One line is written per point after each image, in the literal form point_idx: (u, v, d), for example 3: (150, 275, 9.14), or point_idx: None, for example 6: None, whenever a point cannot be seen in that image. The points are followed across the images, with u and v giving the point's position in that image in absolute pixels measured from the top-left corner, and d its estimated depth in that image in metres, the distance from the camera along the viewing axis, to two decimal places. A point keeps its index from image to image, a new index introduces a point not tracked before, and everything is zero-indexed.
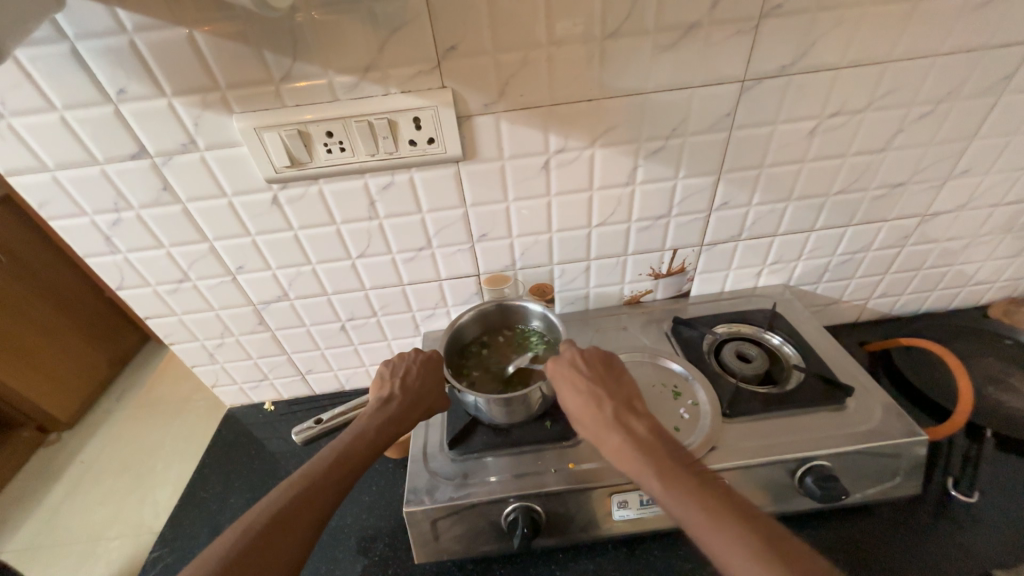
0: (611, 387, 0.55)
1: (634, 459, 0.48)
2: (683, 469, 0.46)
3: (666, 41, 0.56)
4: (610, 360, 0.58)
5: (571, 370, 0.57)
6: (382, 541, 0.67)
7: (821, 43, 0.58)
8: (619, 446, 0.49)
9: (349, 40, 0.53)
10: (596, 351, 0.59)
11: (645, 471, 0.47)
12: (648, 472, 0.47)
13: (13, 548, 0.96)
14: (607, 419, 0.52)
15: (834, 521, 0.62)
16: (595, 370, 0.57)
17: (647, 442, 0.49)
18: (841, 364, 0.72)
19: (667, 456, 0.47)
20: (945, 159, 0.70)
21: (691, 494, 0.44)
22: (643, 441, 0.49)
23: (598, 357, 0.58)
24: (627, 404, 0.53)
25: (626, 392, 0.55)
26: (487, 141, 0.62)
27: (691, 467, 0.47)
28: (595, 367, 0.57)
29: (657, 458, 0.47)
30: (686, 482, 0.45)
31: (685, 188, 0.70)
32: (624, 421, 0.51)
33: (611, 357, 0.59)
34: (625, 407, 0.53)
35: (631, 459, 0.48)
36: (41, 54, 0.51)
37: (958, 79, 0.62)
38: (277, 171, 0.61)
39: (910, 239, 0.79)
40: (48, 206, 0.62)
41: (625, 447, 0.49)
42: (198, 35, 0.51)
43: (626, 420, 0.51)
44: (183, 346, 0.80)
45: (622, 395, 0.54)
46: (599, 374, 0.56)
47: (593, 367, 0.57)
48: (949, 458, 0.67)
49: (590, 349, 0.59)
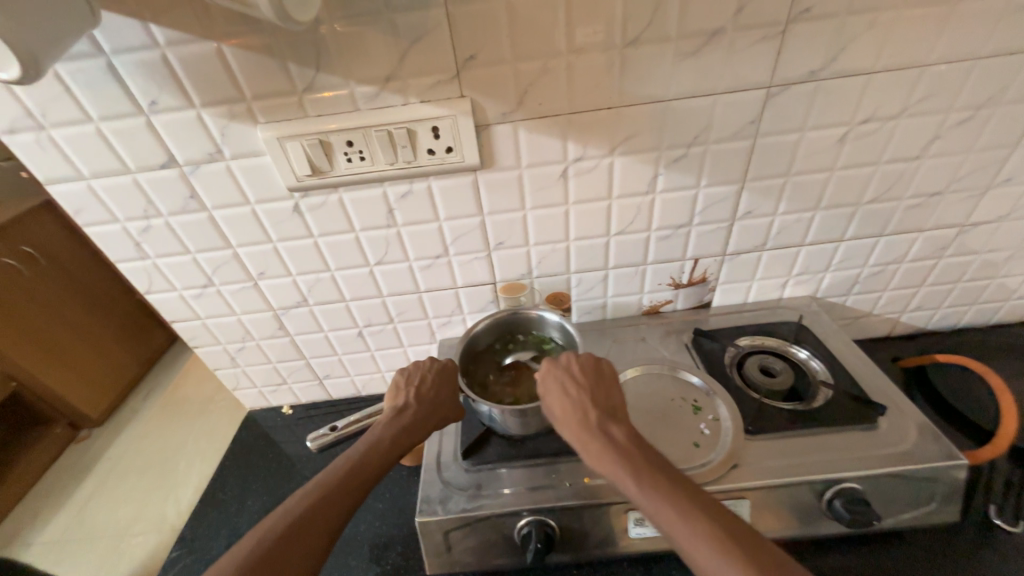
0: (598, 394, 0.54)
1: (616, 468, 0.46)
2: (666, 479, 0.44)
3: (688, 47, 0.55)
4: (600, 366, 0.57)
5: (559, 377, 0.56)
6: (395, 549, 0.66)
7: (852, 47, 0.56)
8: (602, 454, 0.48)
9: (370, 50, 0.54)
10: (587, 357, 0.57)
11: (627, 482, 0.45)
12: (630, 482, 0.45)
13: (46, 541, 0.99)
14: (591, 427, 0.50)
15: (865, 547, 0.59)
16: (584, 376, 0.55)
17: (630, 452, 0.47)
18: (872, 380, 0.69)
19: (651, 466, 0.46)
20: (986, 167, 0.67)
21: (674, 506, 0.42)
22: (626, 449, 0.47)
23: (589, 363, 0.57)
24: (612, 413, 0.52)
25: (613, 399, 0.54)
26: (504, 150, 0.62)
27: (674, 476, 0.45)
28: (584, 373, 0.55)
29: (639, 468, 0.46)
30: (669, 493, 0.43)
31: (707, 197, 0.68)
32: (609, 430, 0.50)
33: (601, 362, 0.57)
34: (611, 416, 0.51)
35: (613, 468, 0.47)
36: (80, 68, 0.53)
37: (1000, 84, 0.59)
38: (299, 179, 0.62)
39: (948, 250, 0.76)
40: (83, 212, 0.64)
41: (608, 457, 0.47)
42: (226, 48, 0.53)
43: (610, 428, 0.50)
44: (207, 349, 0.82)
45: (608, 404, 0.53)
46: (587, 380, 0.55)
47: (582, 373, 0.56)
48: (991, 484, 0.63)
49: (582, 355, 0.58)
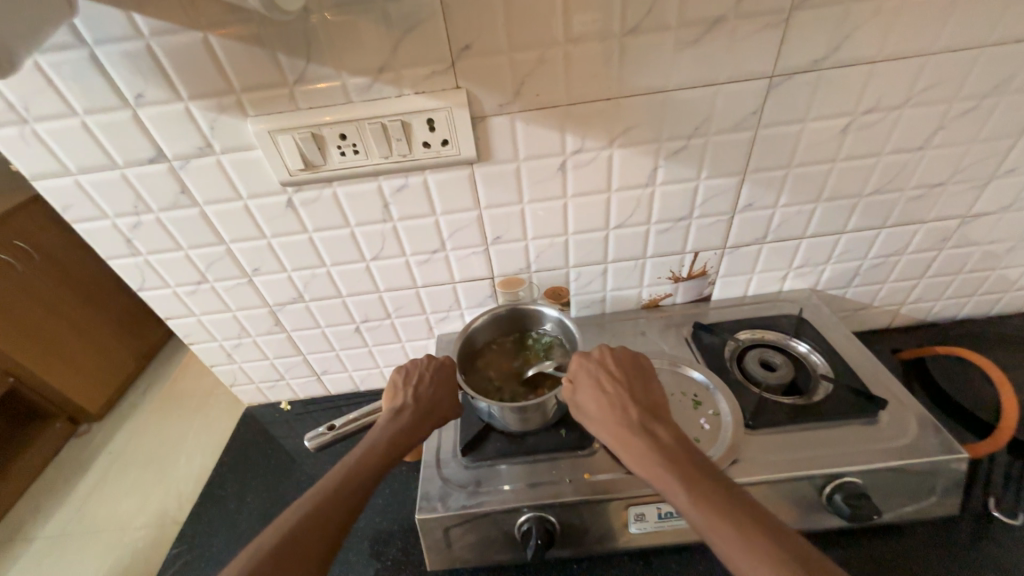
0: (637, 390, 0.54)
1: (656, 465, 0.46)
2: (706, 476, 0.45)
3: (689, 36, 0.54)
4: (638, 362, 0.57)
5: (596, 371, 0.56)
6: (395, 545, 0.66)
7: (857, 35, 0.54)
8: (641, 448, 0.48)
9: (362, 40, 0.52)
10: (624, 353, 0.58)
11: (667, 477, 0.45)
12: (669, 476, 0.45)
13: (45, 537, 0.99)
14: (629, 421, 0.50)
15: (864, 540, 0.59)
16: (621, 372, 0.55)
17: (671, 449, 0.47)
18: (872, 373, 0.68)
19: (691, 462, 0.46)
20: (990, 157, 0.66)
21: (716, 502, 0.42)
22: (666, 447, 0.47)
23: (626, 359, 0.57)
24: (651, 410, 0.52)
25: (650, 396, 0.54)
26: (501, 142, 0.61)
27: (712, 474, 0.45)
28: (624, 369, 0.56)
29: (680, 464, 0.46)
30: (709, 490, 0.43)
31: (707, 189, 0.67)
32: (647, 425, 0.50)
33: (638, 358, 0.57)
34: (649, 411, 0.51)
35: (653, 464, 0.46)
36: (62, 60, 0.51)
37: (1006, 73, 0.58)
38: (291, 173, 0.60)
39: (949, 242, 0.75)
40: (71, 209, 0.63)
41: (648, 450, 0.47)
42: (213, 38, 0.51)
43: (650, 425, 0.50)
44: (202, 346, 0.81)
45: (647, 400, 0.53)
46: (624, 375, 0.55)
47: (620, 368, 0.56)
48: (990, 476, 0.63)
49: (618, 350, 0.58)
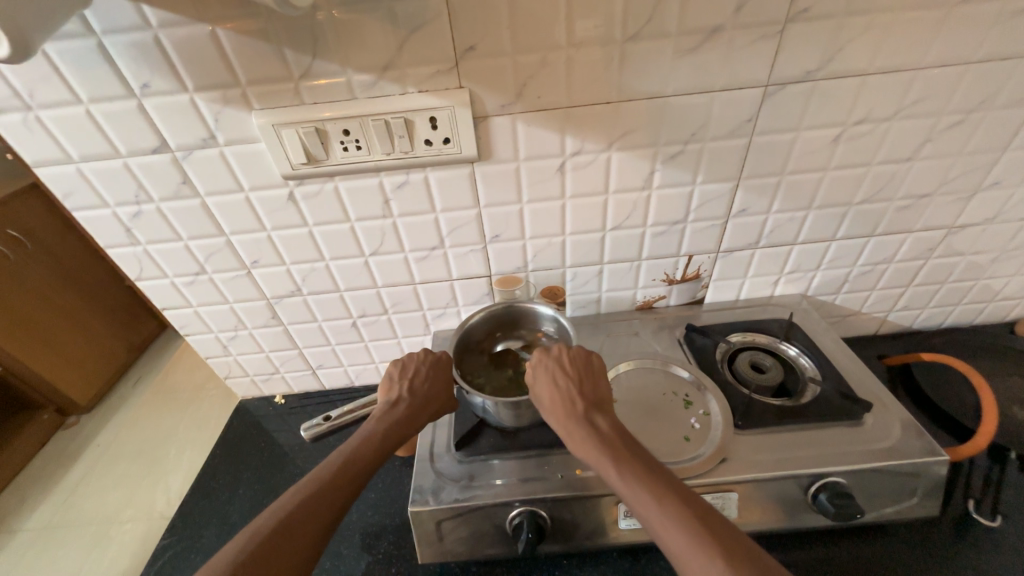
0: (587, 386, 0.54)
1: (598, 457, 0.47)
2: (645, 468, 0.46)
3: (687, 44, 0.55)
4: (590, 361, 0.57)
5: (549, 368, 0.56)
6: (387, 538, 0.67)
7: (850, 48, 0.56)
8: (586, 443, 0.49)
9: (369, 38, 0.53)
10: (577, 348, 0.58)
11: (607, 469, 0.46)
12: (610, 469, 0.46)
13: (32, 527, 0.99)
14: (576, 417, 0.51)
15: (847, 539, 0.61)
16: (571, 365, 0.56)
17: (613, 441, 0.48)
18: (859, 377, 0.70)
19: (628, 452, 0.47)
20: (975, 170, 0.68)
21: (651, 492, 0.44)
22: (609, 439, 0.49)
23: (579, 355, 0.57)
24: (598, 404, 0.53)
25: (601, 392, 0.54)
26: (502, 143, 0.62)
27: (652, 466, 0.46)
28: (574, 364, 0.56)
29: (621, 457, 0.47)
30: (647, 480, 0.45)
31: (702, 194, 0.69)
32: (593, 420, 0.51)
33: (592, 355, 0.58)
34: (597, 407, 0.52)
35: (595, 455, 0.48)
36: (69, 48, 0.52)
37: (991, 89, 0.60)
38: (294, 167, 0.61)
39: (936, 251, 0.77)
40: (72, 196, 0.63)
41: (592, 445, 0.48)
42: (221, 32, 0.52)
43: (595, 418, 0.51)
44: (198, 337, 0.82)
45: (595, 394, 0.54)
46: (575, 371, 0.56)
47: (570, 363, 0.56)
48: (970, 480, 0.65)
49: (572, 347, 0.59)
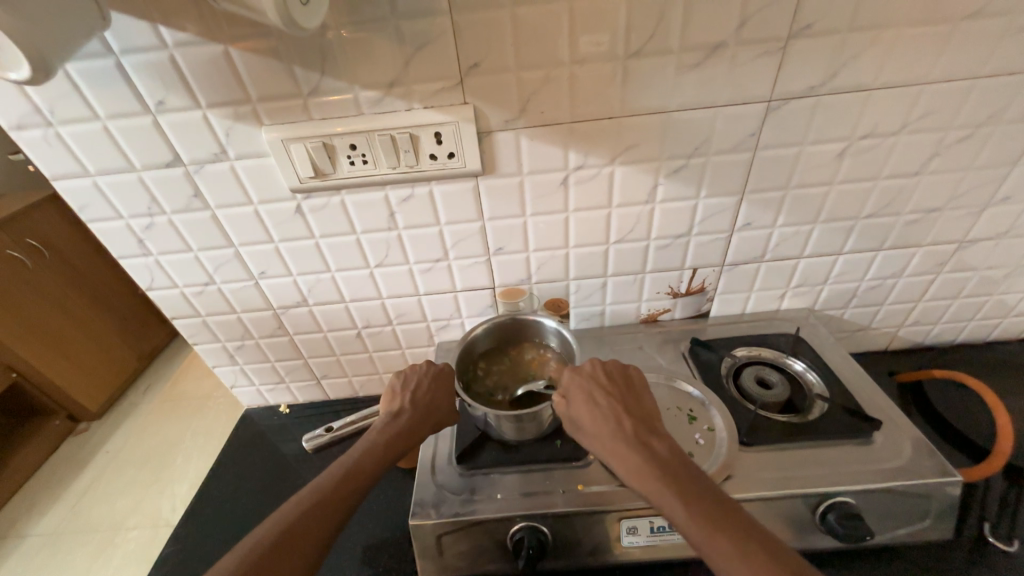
0: (629, 402, 0.54)
1: (649, 475, 0.46)
2: (700, 487, 0.45)
3: (690, 60, 0.55)
4: (629, 377, 0.57)
5: (588, 384, 0.56)
6: (388, 551, 0.66)
7: (853, 63, 0.56)
8: (635, 461, 0.48)
9: (376, 56, 0.55)
10: (615, 367, 0.58)
11: (659, 488, 0.46)
12: (663, 486, 0.46)
13: (40, 533, 1.00)
14: (622, 432, 0.50)
15: (858, 562, 0.59)
16: (612, 383, 0.56)
17: (662, 458, 0.48)
18: (868, 394, 0.69)
19: (680, 471, 0.47)
20: (984, 185, 0.67)
21: (710, 513, 0.43)
22: (659, 458, 0.48)
23: (617, 371, 0.58)
24: (643, 422, 0.52)
25: (643, 409, 0.54)
26: (506, 157, 0.63)
27: (703, 485, 0.46)
28: (616, 381, 0.56)
29: (675, 476, 0.46)
30: (704, 503, 0.44)
31: (706, 208, 0.69)
32: (640, 435, 0.50)
33: (629, 371, 0.58)
34: (642, 424, 0.52)
35: (645, 475, 0.47)
36: (89, 67, 0.54)
37: (999, 103, 0.59)
38: (302, 180, 0.62)
39: (947, 266, 0.76)
40: (88, 209, 0.65)
41: (641, 462, 0.48)
42: (233, 51, 0.53)
43: (642, 436, 0.50)
44: (206, 346, 0.83)
45: (639, 412, 0.53)
46: (615, 388, 0.56)
47: (611, 381, 0.56)
48: (985, 502, 0.63)
49: (609, 364, 0.59)
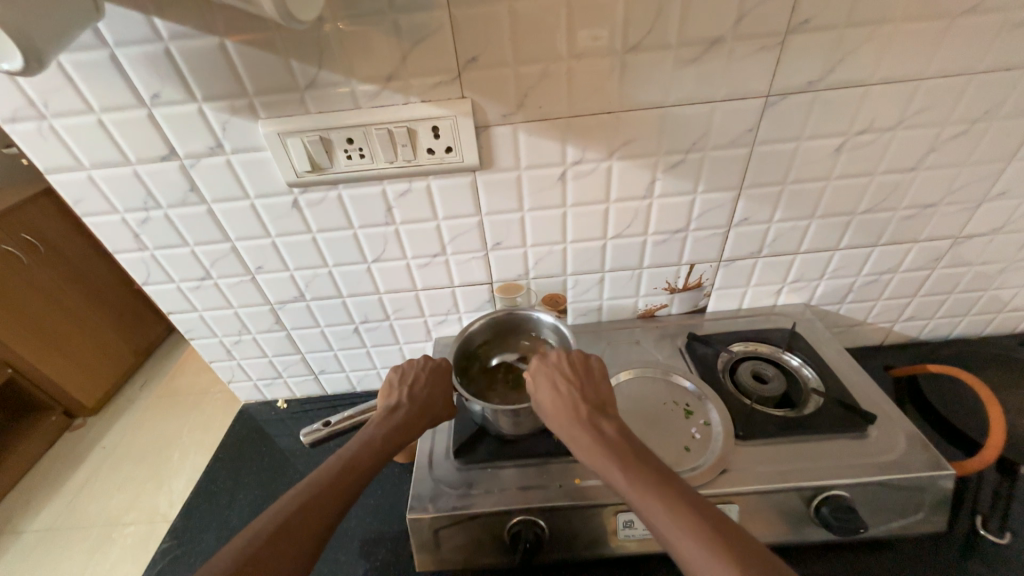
0: (589, 390, 0.54)
1: (604, 463, 0.47)
2: (654, 473, 0.45)
3: (688, 55, 0.55)
4: (591, 364, 0.57)
5: (550, 374, 0.56)
6: (386, 545, 0.67)
7: (851, 59, 0.56)
8: (592, 449, 0.49)
9: (373, 49, 0.54)
10: (578, 355, 0.58)
11: (615, 475, 0.46)
12: (618, 475, 0.46)
13: (37, 529, 0.99)
14: (580, 423, 0.51)
15: (851, 554, 0.60)
16: (573, 371, 0.56)
17: (618, 444, 0.48)
18: (863, 389, 0.69)
19: (636, 457, 0.47)
20: (980, 180, 0.67)
21: (662, 499, 0.43)
22: (615, 445, 0.48)
23: (578, 360, 0.57)
24: (603, 409, 0.52)
25: (604, 396, 0.54)
26: (504, 151, 0.63)
27: (658, 471, 0.46)
28: (576, 369, 0.56)
29: (629, 462, 0.46)
30: (657, 487, 0.44)
31: (704, 203, 0.69)
32: (598, 424, 0.51)
33: (592, 358, 0.58)
34: (601, 411, 0.52)
35: (603, 463, 0.47)
36: (84, 60, 0.53)
37: (996, 99, 0.60)
38: (299, 175, 0.62)
39: (942, 262, 0.76)
40: (83, 203, 0.65)
41: (599, 452, 0.48)
42: (228, 43, 0.53)
43: (600, 423, 0.50)
44: (203, 341, 0.82)
45: (599, 399, 0.53)
46: (575, 377, 0.55)
47: (573, 369, 0.56)
48: (978, 495, 0.64)
49: (572, 353, 0.58)
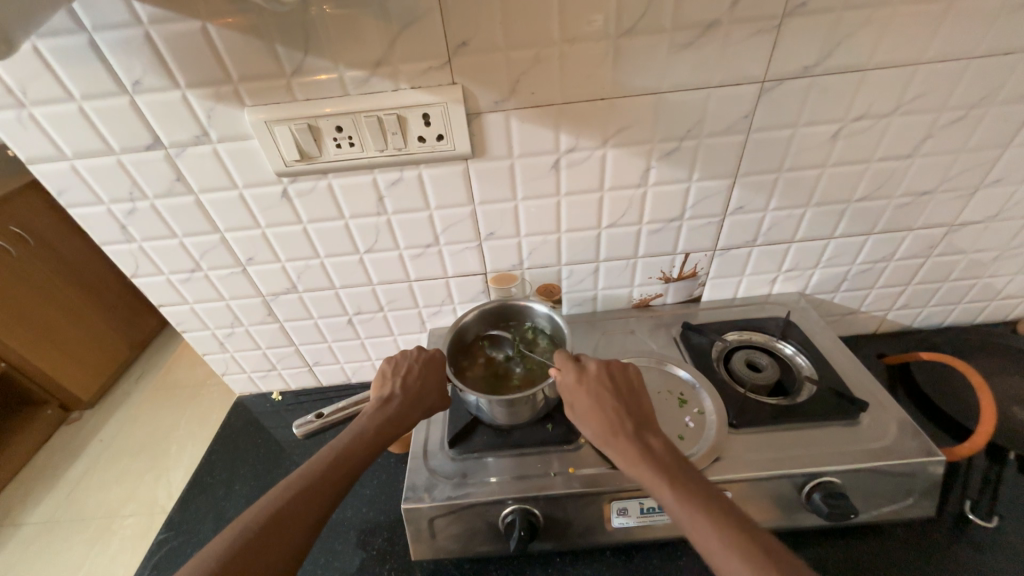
0: (629, 399, 0.55)
1: (647, 471, 0.48)
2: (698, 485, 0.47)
3: (683, 39, 0.54)
4: (630, 375, 0.58)
5: (597, 385, 0.56)
6: (382, 535, 0.67)
7: (848, 43, 0.55)
8: (635, 458, 0.49)
9: (361, 35, 0.53)
10: (617, 364, 0.58)
11: (658, 482, 0.47)
12: (671, 495, 0.46)
13: (34, 522, 0.99)
14: (625, 432, 0.51)
15: (841, 539, 0.60)
16: (614, 380, 0.56)
17: (662, 456, 0.49)
18: (856, 377, 0.69)
19: (678, 469, 0.48)
20: (976, 167, 0.67)
21: (707, 515, 0.44)
22: (659, 456, 0.49)
23: (619, 371, 0.57)
24: (643, 420, 0.53)
25: (642, 405, 0.55)
26: (496, 139, 0.62)
27: (704, 487, 0.47)
28: (618, 382, 0.56)
29: (671, 474, 0.48)
30: (701, 501, 0.45)
31: (699, 191, 0.68)
32: (642, 436, 0.51)
33: (628, 368, 0.58)
34: (641, 423, 0.53)
35: (647, 474, 0.48)
36: (62, 45, 0.51)
37: (993, 84, 0.59)
38: (287, 164, 0.61)
39: (936, 249, 0.76)
40: (67, 193, 0.63)
41: (642, 461, 0.49)
42: (212, 27, 0.51)
43: (643, 434, 0.52)
44: (194, 334, 0.82)
45: (637, 411, 0.54)
46: (620, 388, 0.56)
47: (614, 379, 0.56)
48: (967, 481, 0.64)
49: (611, 363, 0.58)
